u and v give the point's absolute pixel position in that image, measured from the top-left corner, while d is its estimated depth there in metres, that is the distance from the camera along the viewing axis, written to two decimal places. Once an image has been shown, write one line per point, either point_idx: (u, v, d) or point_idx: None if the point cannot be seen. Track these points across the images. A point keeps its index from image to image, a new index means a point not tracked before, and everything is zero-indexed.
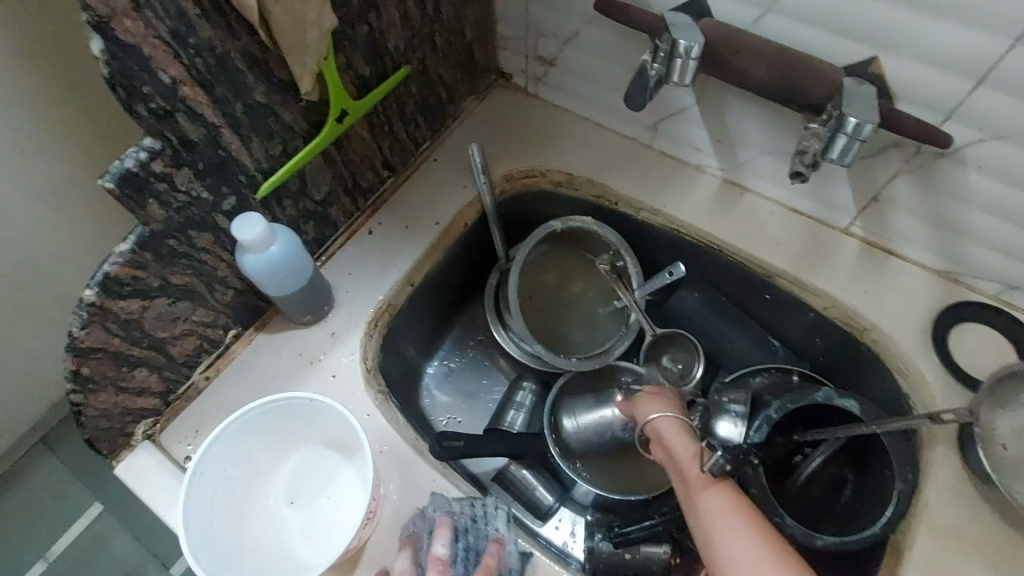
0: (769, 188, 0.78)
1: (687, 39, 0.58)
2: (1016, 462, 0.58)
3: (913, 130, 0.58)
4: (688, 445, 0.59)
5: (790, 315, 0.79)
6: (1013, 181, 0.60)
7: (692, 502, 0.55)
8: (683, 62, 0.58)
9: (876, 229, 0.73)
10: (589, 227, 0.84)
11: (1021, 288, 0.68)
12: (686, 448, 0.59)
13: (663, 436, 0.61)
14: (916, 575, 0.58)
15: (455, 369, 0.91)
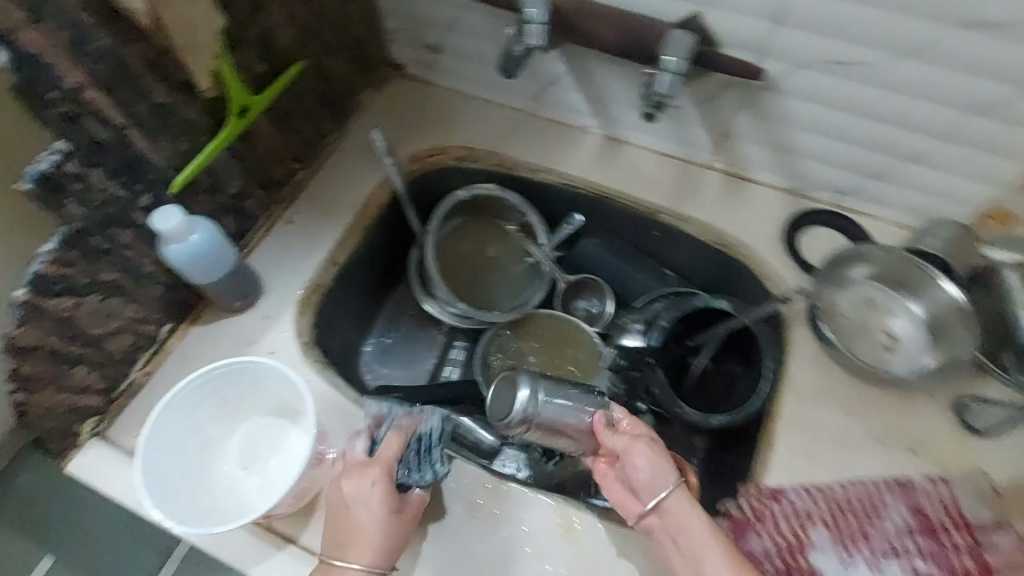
0: (642, 138, 0.89)
1: (533, 7, 0.67)
2: (847, 328, 0.72)
3: (734, 69, 0.71)
4: (635, 449, 0.60)
5: (676, 244, 0.90)
6: (821, 101, 0.73)
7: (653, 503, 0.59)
8: (533, 27, 0.67)
9: (733, 160, 0.86)
10: (493, 193, 0.92)
11: (849, 192, 0.82)
12: (635, 459, 0.60)
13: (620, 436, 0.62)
14: (792, 433, 0.70)
15: (392, 343, 0.97)
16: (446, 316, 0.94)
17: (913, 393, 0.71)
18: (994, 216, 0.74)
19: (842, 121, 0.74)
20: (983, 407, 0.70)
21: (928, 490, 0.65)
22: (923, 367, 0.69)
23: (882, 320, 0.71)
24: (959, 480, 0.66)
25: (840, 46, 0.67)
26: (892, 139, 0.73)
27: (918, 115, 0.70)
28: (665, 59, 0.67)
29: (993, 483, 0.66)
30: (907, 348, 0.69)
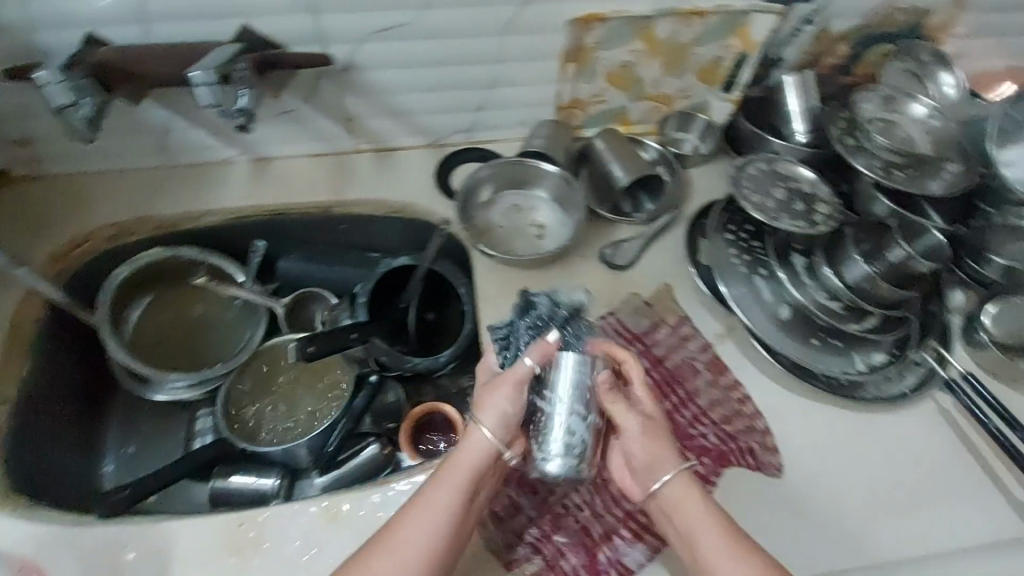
0: (285, 149, 0.93)
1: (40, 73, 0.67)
2: (507, 233, 0.87)
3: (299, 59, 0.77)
4: (512, 408, 0.60)
5: (364, 228, 0.97)
6: (396, 65, 0.83)
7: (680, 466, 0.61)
8: (51, 86, 0.67)
9: (370, 138, 0.94)
10: (161, 256, 0.90)
11: (471, 127, 0.94)
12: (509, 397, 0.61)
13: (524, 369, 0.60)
14: (493, 336, 0.80)
15: (136, 452, 0.92)
16: (170, 396, 0.89)
17: (572, 259, 0.85)
18: (573, 104, 0.92)
19: (422, 74, 0.85)
20: (619, 246, 0.85)
21: (603, 327, 0.80)
22: (564, 237, 0.85)
23: (528, 214, 0.88)
24: (622, 307, 0.81)
25: (375, 17, 0.76)
26: (467, 74, 0.86)
27: (471, 51, 0.82)
28: (189, 76, 0.68)
29: (644, 299, 0.82)
30: (550, 230, 0.87)
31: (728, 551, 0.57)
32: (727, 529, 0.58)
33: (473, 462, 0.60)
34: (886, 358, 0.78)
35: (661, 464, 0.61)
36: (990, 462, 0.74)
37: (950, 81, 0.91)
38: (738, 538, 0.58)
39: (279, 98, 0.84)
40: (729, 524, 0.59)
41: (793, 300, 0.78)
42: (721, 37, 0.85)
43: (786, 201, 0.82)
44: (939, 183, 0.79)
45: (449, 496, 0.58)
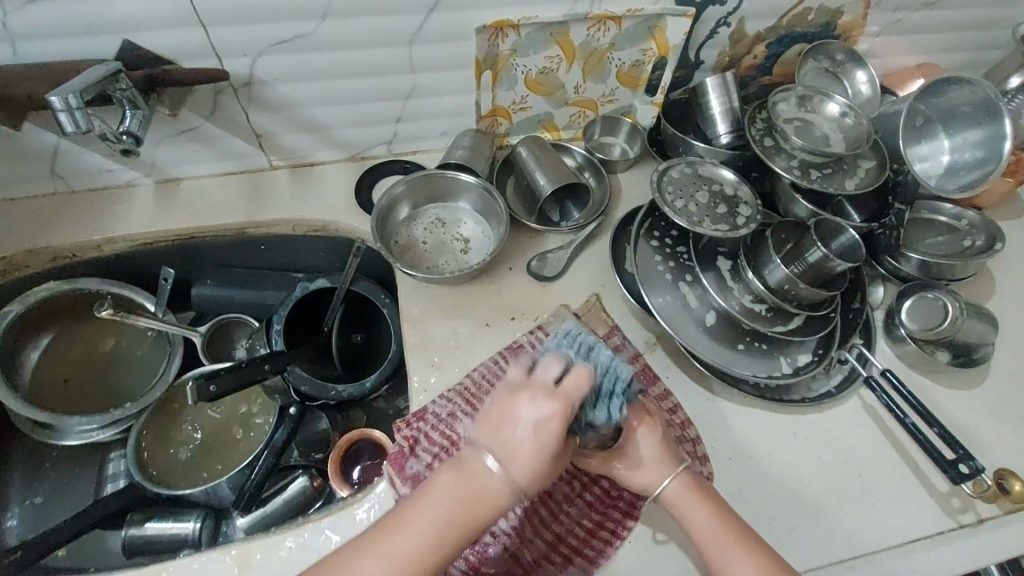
0: (193, 169, 0.87)
1: None
2: (430, 249, 0.84)
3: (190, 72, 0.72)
4: (541, 436, 0.50)
5: (285, 249, 0.93)
6: (302, 76, 0.78)
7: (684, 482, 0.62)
8: None
9: (285, 153, 0.89)
10: (60, 288, 0.84)
11: (393, 139, 0.91)
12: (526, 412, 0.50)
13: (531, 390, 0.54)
14: (418, 358, 0.76)
15: (42, 503, 0.84)
16: (81, 439, 0.83)
17: (500, 273, 0.83)
18: (495, 113, 0.90)
19: (333, 87, 0.81)
20: (547, 258, 0.83)
21: (530, 342, 0.77)
22: (490, 250, 0.83)
23: (453, 228, 0.86)
24: (551, 320, 0.79)
25: (273, 27, 0.71)
26: (381, 85, 0.82)
27: (381, 60, 0.79)
28: (47, 101, 0.59)
29: (573, 310, 0.80)
30: (476, 244, 0.85)
31: (734, 550, 0.57)
32: (722, 522, 0.59)
33: (451, 495, 0.50)
34: (811, 358, 0.78)
35: (658, 474, 0.62)
36: (915, 457, 0.75)
37: (864, 78, 0.94)
38: (743, 536, 0.58)
39: (178, 116, 0.79)
40: (734, 521, 0.60)
41: (717, 306, 0.78)
42: (638, 40, 0.85)
43: (709, 205, 0.82)
44: (853, 182, 0.81)
45: (438, 510, 0.50)
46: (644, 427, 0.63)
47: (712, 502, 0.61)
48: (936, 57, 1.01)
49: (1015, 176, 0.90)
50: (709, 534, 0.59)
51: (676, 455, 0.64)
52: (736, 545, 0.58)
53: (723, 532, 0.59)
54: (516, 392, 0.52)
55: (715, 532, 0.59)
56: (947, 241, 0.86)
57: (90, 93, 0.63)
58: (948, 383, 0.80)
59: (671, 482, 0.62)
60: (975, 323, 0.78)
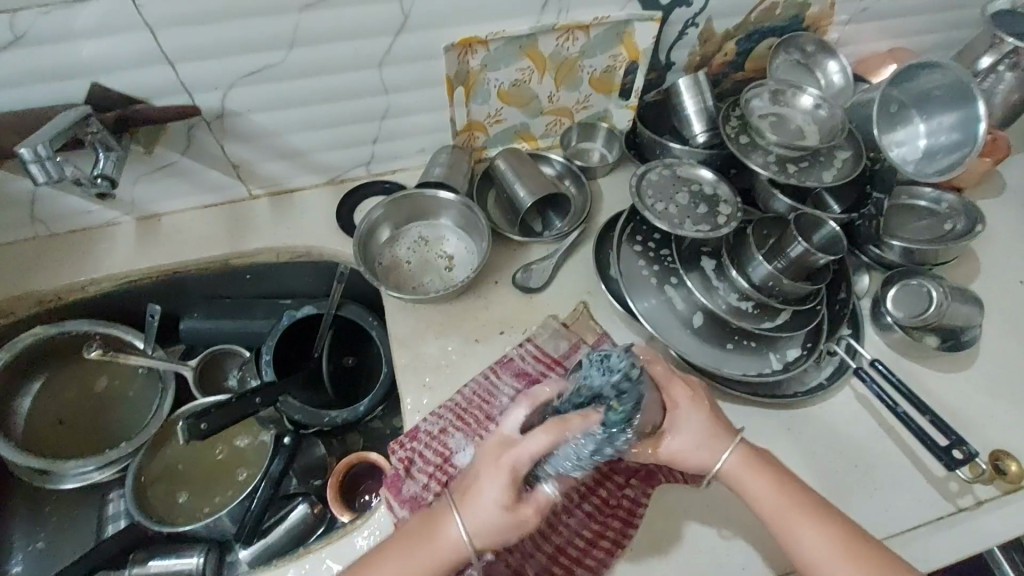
0: (172, 204, 0.87)
1: None
2: (415, 269, 0.84)
3: (160, 110, 0.73)
4: (498, 512, 0.54)
5: (271, 277, 0.93)
6: (274, 106, 0.79)
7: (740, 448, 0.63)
8: None
9: (264, 182, 0.89)
10: (48, 333, 0.84)
11: (370, 160, 0.91)
12: (491, 487, 0.54)
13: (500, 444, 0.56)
14: (408, 379, 0.76)
15: (44, 549, 0.84)
16: (80, 482, 0.83)
17: (485, 288, 0.83)
18: (470, 127, 0.90)
19: (306, 114, 0.81)
20: (532, 269, 0.83)
21: (520, 355, 0.77)
22: (474, 265, 0.83)
23: (436, 245, 0.86)
24: (540, 331, 0.79)
25: (241, 59, 0.71)
26: (354, 109, 0.83)
27: (352, 84, 0.79)
28: (18, 154, 0.60)
29: (561, 320, 0.80)
30: (460, 259, 0.85)
31: (800, 522, 0.59)
32: (788, 492, 0.61)
33: (442, 553, 0.56)
34: (800, 352, 0.78)
35: (715, 448, 0.62)
36: (910, 444, 0.75)
37: (835, 68, 0.95)
38: (810, 504, 0.60)
39: (153, 153, 0.79)
40: (798, 489, 0.61)
41: (704, 306, 0.79)
42: (608, 46, 0.85)
43: (689, 205, 0.82)
44: (830, 174, 0.82)
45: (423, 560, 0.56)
46: (688, 404, 0.62)
47: (777, 472, 0.62)
48: (906, 42, 1.01)
49: (992, 155, 0.90)
50: (781, 507, 0.60)
51: (729, 428, 0.64)
52: (810, 516, 0.60)
53: (786, 500, 0.61)
54: (487, 468, 0.55)
55: (782, 505, 0.60)
56: (929, 225, 0.87)
57: (61, 142, 0.64)
58: (939, 367, 0.80)
59: (729, 457, 0.62)
60: (962, 306, 0.78)
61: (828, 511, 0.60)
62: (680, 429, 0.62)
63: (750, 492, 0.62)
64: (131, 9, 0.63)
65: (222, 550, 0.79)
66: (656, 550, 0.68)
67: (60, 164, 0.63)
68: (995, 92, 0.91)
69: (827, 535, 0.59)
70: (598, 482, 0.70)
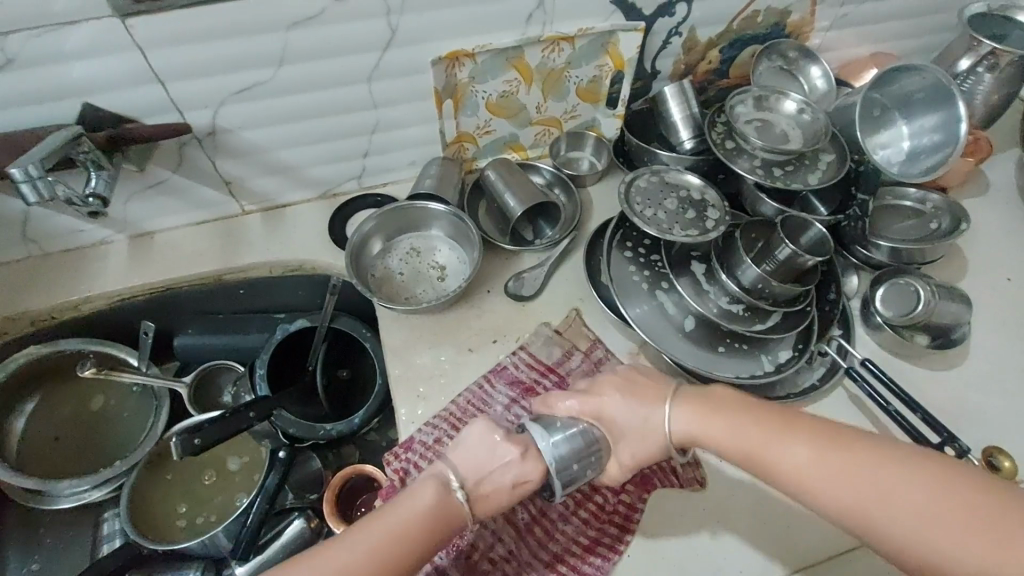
0: (166, 221, 0.88)
1: None
2: (407, 280, 0.84)
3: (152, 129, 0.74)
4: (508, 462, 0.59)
5: (264, 291, 0.93)
6: (264, 122, 0.79)
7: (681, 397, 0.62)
8: None
9: (256, 197, 0.90)
10: (40, 352, 0.84)
11: (362, 174, 0.92)
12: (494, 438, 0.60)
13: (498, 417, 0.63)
14: (402, 390, 0.76)
15: (40, 569, 0.83)
16: (75, 501, 0.82)
17: (478, 296, 0.83)
18: (460, 139, 0.91)
19: (296, 130, 0.82)
20: (523, 277, 0.83)
21: (513, 363, 0.77)
22: (466, 275, 0.84)
23: (428, 256, 0.87)
24: (533, 339, 0.79)
25: (231, 77, 0.72)
26: (344, 123, 0.83)
27: (341, 99, 0.80)
28: (9, 175, 0.61)
29: (553, 327, 0.80)
30: (452, 270, 0.85)
31: (781, 437, 0.54)
32: (749, 416, 0.57)
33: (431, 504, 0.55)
34: (791, 354, 0.79)
35: (656, 407, 0.62)
36: (904, 443, 0.75)
37: (818, 73, 0.97)
38: (773, 417, 0.56)
39: (145, 171, 0.80)
40: (755, 406, 0.58)
41: (695, 311, 0.79)
42: (593, 57, 0.86)
43: (678, 211, 0.83)
44: (815, 177, 0.83)
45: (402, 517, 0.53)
46: (627, 404, 0.62)
47: (729, 404, 0.59)
48: (887, 46, 1.03)
49: (974, 155, 0.91)
50: (753, 433, 0.55)
51: (661, 390, 0.63)
52: (799, 438, 0.53)
53: (754, 426, 0.56)
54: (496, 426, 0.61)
55: (750, 431, 0.56)
56: (915, 225, 0.88)
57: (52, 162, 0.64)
58: (929, 365, 0.81)
59: (671, 413, 0.61)
60: (949, 304, 0.79)
61: (797, 424, 0.54)
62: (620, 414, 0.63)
63: (716, 434, 0.58)
64: (121, 29, 0.64)
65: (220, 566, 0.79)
66: (652, 556, 0.68)
67: (52, 184, 0.63)
68: (975, 94, 0.93)
69: (807, 442, 0.52)
70: (593, 488, 0.70)
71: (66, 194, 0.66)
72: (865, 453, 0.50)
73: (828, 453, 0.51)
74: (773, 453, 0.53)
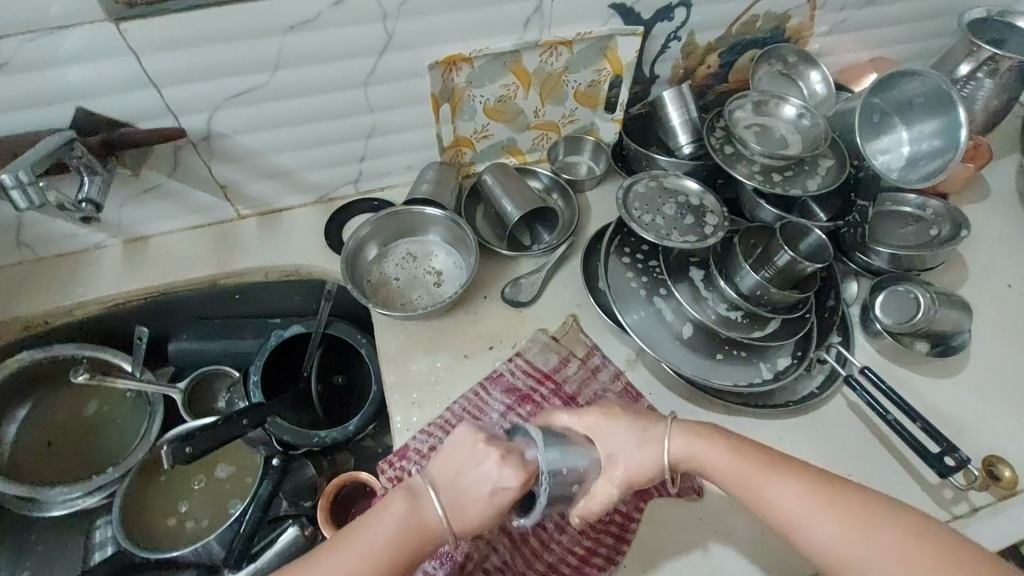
0: (161, 226, 0.87)
1: None
2: (403, 285, 0.84)
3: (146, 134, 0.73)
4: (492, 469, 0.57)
5: (260, 296, 0.92)
6: (260, 126, 0.79)
7: (700, 436, 0.61)
8: None
9: (252, 202, 0.89)
10: (33, 358, 0.84)
11: (358, 178, 0.91)
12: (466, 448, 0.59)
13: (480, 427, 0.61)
14: (398, 397, 0.76)
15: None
16: (68, 509, 0.81)
17: (475, 302, 0.83)
18: (457, 143, 0.90)
19: (292, 134, 0.81)
20: (520, 283, 0.83)
21: (510, 370, 0.77)
22: (462, 281, 0.83)
23: (425, 261, 0.86)
24: (530, 346, 0.79)
25: (226, 81, 0.72)
26: (341, 127, 0.83)
27: (338, 103, 0.79)
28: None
29: (550, 333, 0.79)
30: (448, 275, 0.85)
31: (807, 505, 0.55)
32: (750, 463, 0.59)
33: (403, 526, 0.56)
34: (790, 361, 0.78)
35: (652, 449, 0.61)
36: (903, 452, 0.75)
37: (818, 78, 0.96)
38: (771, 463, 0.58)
39: (139, 175, 0.79)
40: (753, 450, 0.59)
41: (693, 317, 0.78)
42: (591, 61, 0.86)
43: (676, 217, 0.82)
44: (815, 183, 0.82)
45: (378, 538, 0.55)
46: (608, 423, 0.62)
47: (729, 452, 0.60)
48: (887, 51, 1.02)
49: (974, 161, 0.91)
50: (782, 500, 0.56)
51: (654, 422, 0.63)
52: (808, 497, 0.55)
53: (794, 482, 0.56)
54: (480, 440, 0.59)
55: (784, 497, 0.56)
56: (915, 231, 0.87)
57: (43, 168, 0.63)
58: (929, 373, 0.80)
59: (673, 446, 0.61)
60: (949, 311, 0.79)
61: (821, 486, 0.56)
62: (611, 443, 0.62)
63: (709, 468, 0.60)
64: (115, 34, 0.64)
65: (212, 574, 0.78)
66: (648, 566, 0.67)
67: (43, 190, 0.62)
68: (975, 99, 0.92)
69: (796, 484, 0.56)
70: None
71: (55, 199, 0.65)
72: (884, 529, 0.52)
73: (850, 529, 0.53)
74: (766, 495, 0.57)
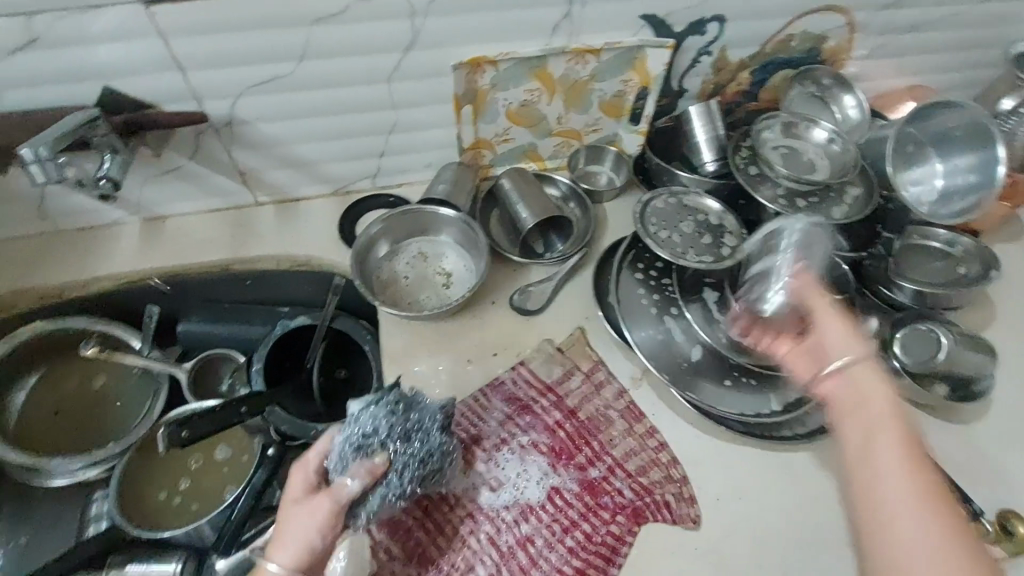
0: (180, 207, 0.88)
1: None
2: (412, 284, 0.83)
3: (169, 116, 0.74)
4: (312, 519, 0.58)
5: (271, 283, 0.93)
6: (282, 116, 0.79)
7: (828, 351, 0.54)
8: None
9: (270, 189, 0.90)
10: (45, 328, 0.84)
11: (377, 173, 0.91)
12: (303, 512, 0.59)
13: (305, 478, 0.62)
14: None
15: (29, 541, 0.84)
16: (68, 480, 0.83)
17: (482, 307, 0.82)
18: (477, 145, 0.90)
19: (314, 125, 0.82)
20: (530, 291, 0.82)
21: (511, 378, 0.76)
22: (471, 284, 0.82)
23: (435, 261, 0.85)
24: (534, 355, 0.78)
25: (251, 70, 0.72)
26: (362, 122, 0.83)
27: (361, 98, 0.79)
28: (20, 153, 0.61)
29: (556, 344, 0.78)
30: (458, 277, 0.84)
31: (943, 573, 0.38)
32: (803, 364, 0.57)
33: None
34: (801, 394, 0.76)
35: (859, 342, 0.53)
36: None
37: (852, 102, 0.93)
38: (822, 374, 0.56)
39: (161, 156, 0.80)
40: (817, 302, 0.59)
41: (703, 340, 0.77)
42: (618, 71, 0.85)
43: (693, 235, 0.80)
44: (840, 211, 0.80)
45: None
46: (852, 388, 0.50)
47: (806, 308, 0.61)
48: (926, 80, 0.99)
49: (1010, 199, 0.87)
50: (888, 454, 0.44)
51: (863, 348, 0.52)
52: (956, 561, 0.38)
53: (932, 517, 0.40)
54: (295, 504, 0.60)
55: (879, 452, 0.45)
56: (943, 268, 0.84)
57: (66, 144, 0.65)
58: (947, 416, 0.77)
59: (847, 361, 0.52)
60: (971, 354, 0.76)
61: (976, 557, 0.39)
62: (814, 349, 0.56)
63: (842, 391, 0.51)
64: (145, 15, 0.65)
65: (200, 558, 0.78)
66: None
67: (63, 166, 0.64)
68: None
69: (935, 521, 0.40)
70: (583, 516, 0.67)
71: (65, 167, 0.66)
72: None
73: None
74: (879, 455, 0.45)
